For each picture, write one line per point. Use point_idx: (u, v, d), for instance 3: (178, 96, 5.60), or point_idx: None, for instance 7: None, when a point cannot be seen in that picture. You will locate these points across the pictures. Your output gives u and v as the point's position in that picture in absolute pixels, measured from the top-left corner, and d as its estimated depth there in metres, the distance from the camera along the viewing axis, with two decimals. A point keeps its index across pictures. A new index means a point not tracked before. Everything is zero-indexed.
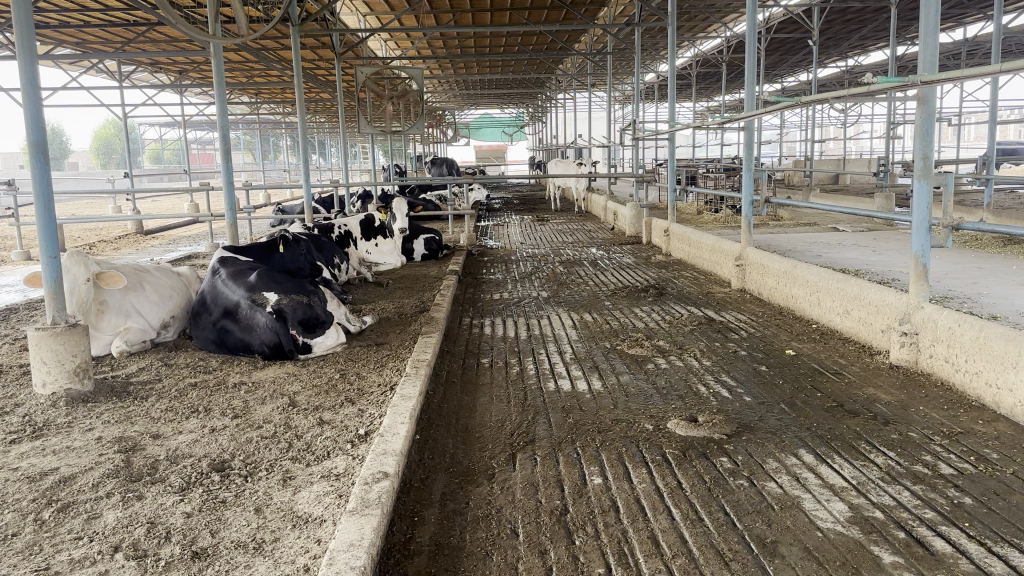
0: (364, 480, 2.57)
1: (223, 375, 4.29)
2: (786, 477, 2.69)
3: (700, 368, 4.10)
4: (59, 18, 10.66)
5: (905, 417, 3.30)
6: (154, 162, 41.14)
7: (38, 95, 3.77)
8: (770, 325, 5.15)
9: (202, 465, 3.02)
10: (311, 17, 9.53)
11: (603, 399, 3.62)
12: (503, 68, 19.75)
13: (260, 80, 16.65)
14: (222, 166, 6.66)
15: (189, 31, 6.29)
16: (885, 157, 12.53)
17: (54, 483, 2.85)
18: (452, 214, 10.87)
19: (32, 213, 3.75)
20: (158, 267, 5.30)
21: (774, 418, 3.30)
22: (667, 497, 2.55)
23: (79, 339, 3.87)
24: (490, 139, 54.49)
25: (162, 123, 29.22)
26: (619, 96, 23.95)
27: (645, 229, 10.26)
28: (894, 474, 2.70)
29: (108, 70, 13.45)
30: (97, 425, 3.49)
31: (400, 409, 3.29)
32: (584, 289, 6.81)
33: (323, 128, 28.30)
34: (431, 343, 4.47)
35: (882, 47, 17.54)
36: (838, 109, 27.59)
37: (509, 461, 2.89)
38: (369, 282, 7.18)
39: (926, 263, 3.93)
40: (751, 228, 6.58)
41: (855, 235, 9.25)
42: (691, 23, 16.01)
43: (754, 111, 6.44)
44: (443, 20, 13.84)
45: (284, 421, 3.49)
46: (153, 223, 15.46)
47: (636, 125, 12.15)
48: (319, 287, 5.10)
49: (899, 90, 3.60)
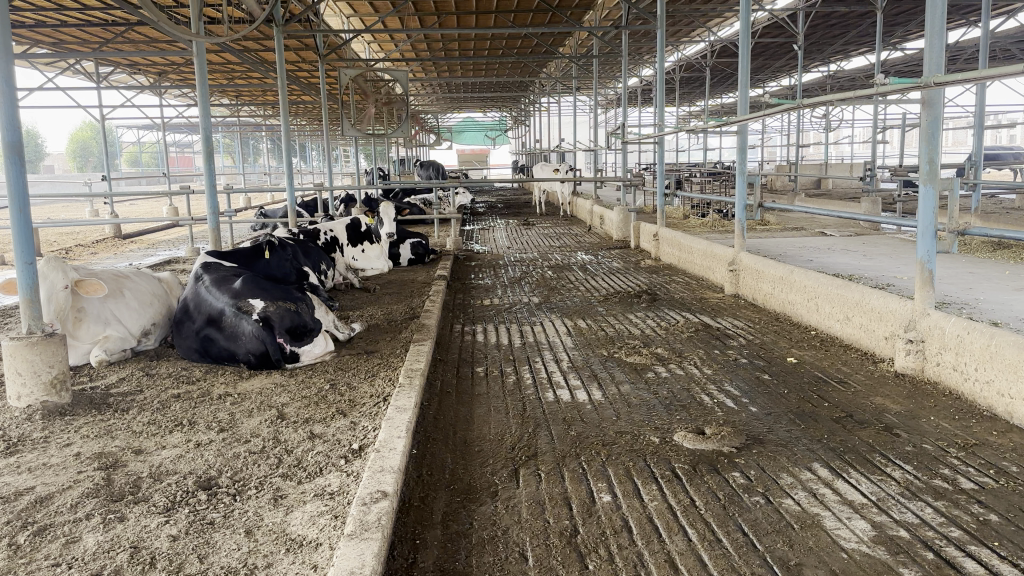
0: (361, 500, 2.43)
1: (208, 386, 4.12)
2: (803, 493, 2.58)
3: (702, 377, 3.99)
4: (36, 17, 10.38)
5: (917, 428, 3.20)
6: (132, 165, 40.58)
7: (12, 94, 3.60)
8: (768, 331, 5.06)
9: (188, 483, 2.87)
10: (295, 18, 9.37)
11: (605, 410, 3.49)
12: (486, 70, 19.62)
13: (241, 82, 16.42)
14: (204, 169, 6.46)
15: (170, 30, 6.09)
16: (871, 161, 12.46)
17: (29, 504, 2.69)
18: (437, 217, 10.72)
19: (6, 216, 3.57)
20: (137, 272, 5.12)
21: (783, 430, 3.19)
22: (680, 516, 2.43)
23: (56, 349, 3.70)
24: (472, 142, 54.50)
25: (140, 126, 28.79)
26: (602, 100, 23.92)
27: (633, 233, 10.16)
28: (914, 489, 2.59)
29: (86, 70, 13.16)
30: (74, 440, 3.32)
31: (396, 421, 3.15)
32: (576, 294, 6.68)
33: (304, 132, 28.02)
34: (423, 351, 4.33)
35: (864, 52, 17.59)
36: (820, 113, 27.69)
37: (513, 477, 2.76)
38: (356, 288, 7.02)
39: (932, 268, 3.84)
40: (745, 233, 6.48)
41: (844, 239, 9.21)
42: (675, 28, 16.01)
43: (746, 114, 6.33)
44: (427, 22, 13.69)
45: (273, 435, 3.34)
46: (129, 227, 15.12)
47: (623, 128, 12.05)
48: (306, 293, 4.94)
49: (908, 92, 3.50)
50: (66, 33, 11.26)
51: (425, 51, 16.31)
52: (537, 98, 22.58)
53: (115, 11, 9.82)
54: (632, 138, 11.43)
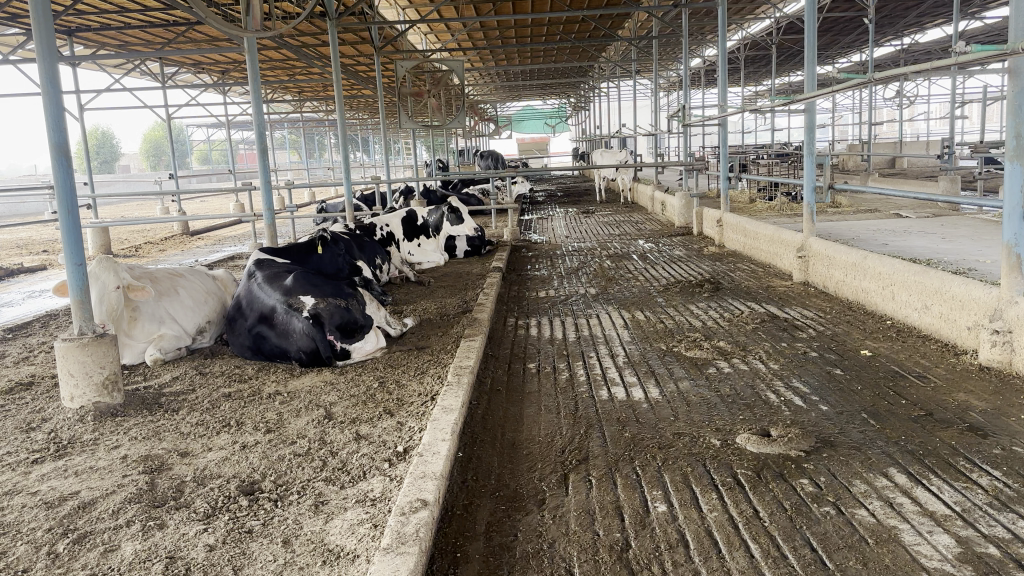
0: (400, 509, 2.31)
1: (259, 384, 4.08)
2: (879, 503, 2.37)
3: (768, 373, 3.77)
4: (99, 20, 10.60)
5: (1006, 428, 2.93)
6: (202, 162, 41.81)
7: (59, 95, 3.58)
8: (839, 321, 4.78)
9: (231, 487, 2.80)
10: (349, 10, 9.36)
11: (663, 410, 3.30)
12: (543, 56, 19.38)
13: (302, 77, 16.59)
14: (259, 165, 6.45)
15: (221, 27, 6.06)
16: (949, 138, 11.86)
17: (73, 509, 2.66)
18: (494, 208, 10.59)
19: (55, 218, 3.57)
20: (192, 271, 5.13)
21: (857, 431, 2.96)
22: (743, 529, 2.24)
23: (107, 349, 3.68)
24: (534, 132, 54.69)
25: (207, 124, 29.53)
26: (664, 83, 23.49)
27: (695, 219, 9.86)
28: (1004, 499, 2.35)
29: (151, 71, 13.43)
30: (122, 443, 3.30)
31: (442, 423, 3.03)
32: (634, 284, 6.47)
33: (365, 127, 28.34)
34: (474, 347, 4.19)
35: (940, 24, 16.80)
36: (894, 89, 26.69)
37: (562, 484, 2.61)
38: (411, 281, 6.94)
39: (1021, 252, 3.54)
40: (815, 217, 6.14)
41: (921, 221, 8.76)
42: (739, 6, 15.57)
43: (814, 91, 5.98)
44: (483, 11, 13.53)
45: (318, 436, 3.25)
46: (196, 224, 15.48)
47: (684, 110, 11.66)
48: (357, 289, 4.85)
49: (993, 61, 3.20)
50: (130, 35, 11.49)
51: (482, 40, 16.21)
52: (597, 84, 22.31)
53: (175, 12, 9.96)
54: (692, 122, 11.13)
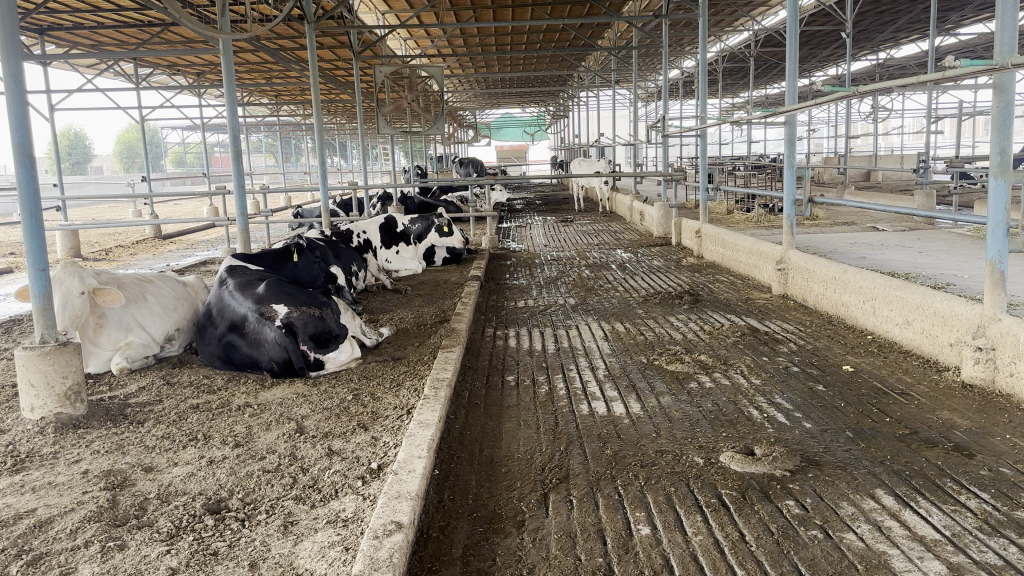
0: (373, 532, 2.21)
1: (229, 395, 3.95)
2: (867, 527, 2.31)
3: (750, 388, 3.71)
4: (72, 19, 10.41)
5: (991, 448, 2.89)
6: (177, 165, 41.34)
7: (24, 94, 3.44)
8: (820, 335, 4.74)
9: (196, 505, 2.68)
10: (328, 14, 9.24)
11: (645, 426, 3.23)
12: (523, 64, 19.35)
13: (279, 80, 16.41)
14: (234, 168, 6.30)
15: (196, 29, 5.91)
16: (925, 152, 11.95)
17: (27, 529, 2.53)
18: (473, 215, 10.48)
19: (17, 222, 3.43)
20: (161, 276, 4.98)
21: (842, 449, 2.91)
22: (729, 554, 2.17)
23: (70, 359, 3.54)
24: (513, 139, 54.89)
25: (182, 126, 29.15)
26: (643, 94, 23.57)
27: (675, 229, 9.83)
28: (994, 523, 2.30)
29: (125, 72, 13.21)
30: (84, 456, 3.17)
31: (417, 439, 2.93)
32: (614, 295, 6.41)
33: (342, 131, 28.18)
34: (452, 358, 4.10)
35: (916, 40, 16.99)
36: (869, 103, 26.98)
37: (541, 505, 2.52)
38: (388, 290, 6.82)
39: (1004, 269, 3.51)
40: (794, 229, 6.11)
41: (898, 234, 8.79)
42: (719, 18, 15.62)
43: (794, 104, 5.94)
44: (464, 18, 13.43)
45: (289, 451, 3.14)
46: (169, 227, 15.27)
47: (663, 120, 11.63)
48: (332, 297, 4.73)
49: (980, 76, 3.16)
50: (103, 35, 11.28)
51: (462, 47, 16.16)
52: (577, 92, 22.34)
53: (149, 11, 9.77)
54: (672, 133, 11.13)
